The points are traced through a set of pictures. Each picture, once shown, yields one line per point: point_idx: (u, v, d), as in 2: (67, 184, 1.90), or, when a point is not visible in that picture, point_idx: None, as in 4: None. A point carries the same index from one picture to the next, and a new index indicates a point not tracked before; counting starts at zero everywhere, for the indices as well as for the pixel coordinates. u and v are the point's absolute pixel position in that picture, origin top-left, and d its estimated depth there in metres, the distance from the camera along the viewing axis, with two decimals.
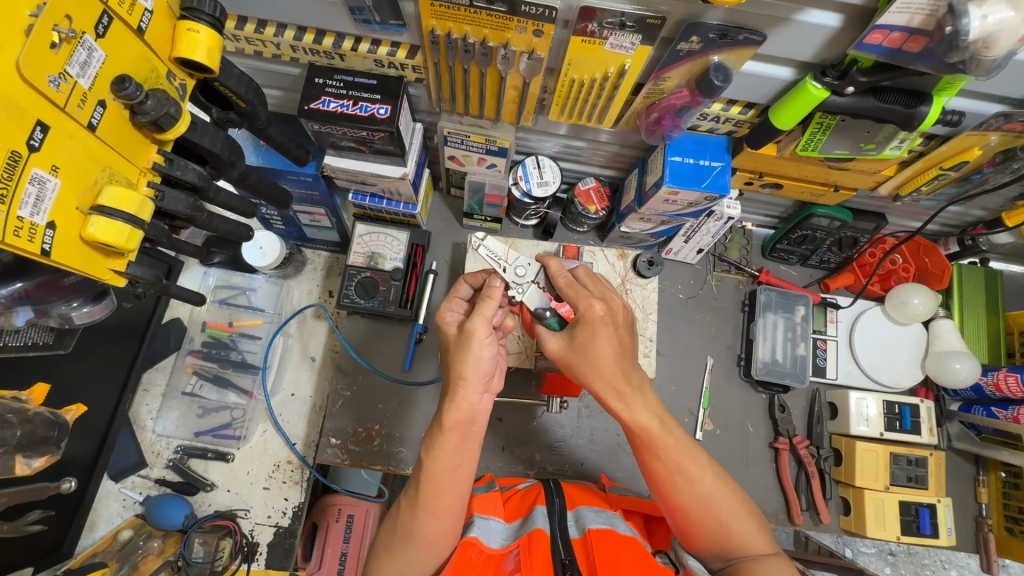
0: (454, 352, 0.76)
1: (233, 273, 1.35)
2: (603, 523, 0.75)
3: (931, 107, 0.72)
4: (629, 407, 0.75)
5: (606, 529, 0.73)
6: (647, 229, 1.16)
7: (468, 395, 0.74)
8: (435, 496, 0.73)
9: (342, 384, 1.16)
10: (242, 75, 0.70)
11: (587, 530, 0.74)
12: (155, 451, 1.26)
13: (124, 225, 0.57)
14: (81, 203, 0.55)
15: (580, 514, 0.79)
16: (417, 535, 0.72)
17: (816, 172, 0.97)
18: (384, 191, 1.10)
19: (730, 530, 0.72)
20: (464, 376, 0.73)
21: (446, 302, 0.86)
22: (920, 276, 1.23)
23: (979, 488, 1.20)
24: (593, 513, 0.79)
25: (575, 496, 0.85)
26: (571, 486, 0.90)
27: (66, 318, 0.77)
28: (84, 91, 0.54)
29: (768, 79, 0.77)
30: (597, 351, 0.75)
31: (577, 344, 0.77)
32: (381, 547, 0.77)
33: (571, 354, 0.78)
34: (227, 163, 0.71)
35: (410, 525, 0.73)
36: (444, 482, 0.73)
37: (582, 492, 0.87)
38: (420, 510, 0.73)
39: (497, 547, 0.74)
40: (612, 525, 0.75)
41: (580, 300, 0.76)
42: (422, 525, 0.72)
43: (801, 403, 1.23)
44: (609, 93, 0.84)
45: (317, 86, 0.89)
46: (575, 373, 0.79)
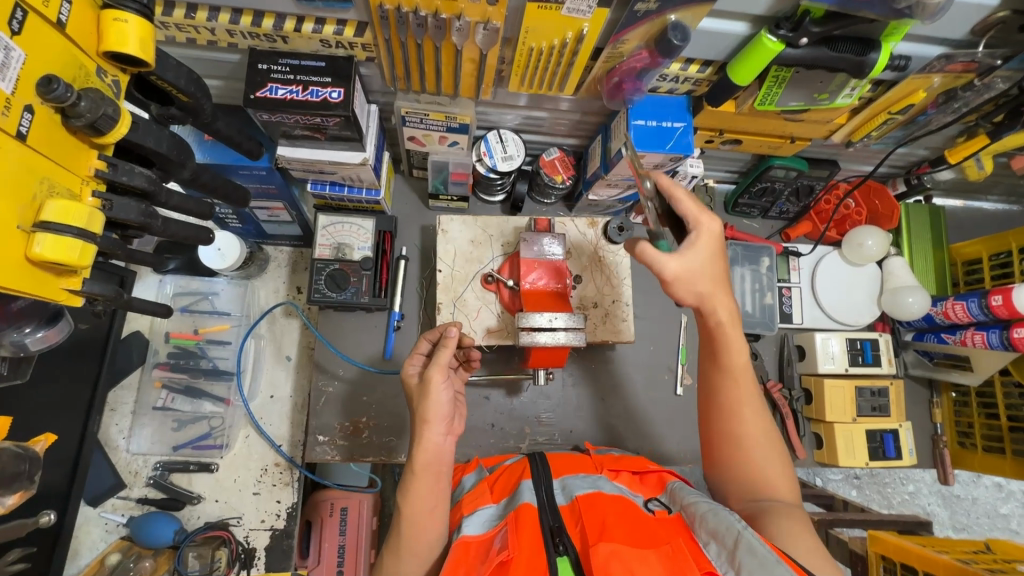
0: (417, 399, 0.82)
1: (192, 278, 1.29)
2: (588, 487, 0.77)
3: (880, 54, 0.73)
4: (732, 327, 0.81)
5: (591, 493, 0.75)
6: (615, 195, 1.16)
7: (433, 437, 0.79)
8: (407, 542, 0.75)
9: (323, 380, 1.14)
10: (179, 65, 0.65)
11: (573, 496, 0.76)
12: (133, 471, 1.21)
13: (75, 240, 0.53)
14: (22, 220, 0.51)
15: (565, 483, 0.81)
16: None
17: (773, 126, 0.99)
18: (344, 178, 1.06)
19: (762, 471, 0.77)
20: (427, 419, 0.79)
21: (406, 358, 0.88)
22: (871, 217, 1.28)
23: (934, 409, 1.29)
24: (577, 479, 0.81)
25: (561, 468, 0.87)
26: (557, 458, 0.92)
27: (20, 346, 0.72)
28: (6, 97, 0.48)
29: (724, 36, 0.77)
30: (712, 265, 0.79)
31: (693, 252, 0.77)
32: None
33: (687, 268, 0.77)
34: (176, 163, 0.66)
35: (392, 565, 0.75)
36: (411, 524, 0.76)
37: (570, 462, 0.89)
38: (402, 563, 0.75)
39: (481, 532, 0.74)
40: (597, 487, 0.78)
41: (701, 215, 0.78)
42: (406, 565, 0.75)
43: (771, 349, 1.29)
44: (569, 59, 0.83)
45: (261, 73, 0.83)
46: (681, 290, 0.80)
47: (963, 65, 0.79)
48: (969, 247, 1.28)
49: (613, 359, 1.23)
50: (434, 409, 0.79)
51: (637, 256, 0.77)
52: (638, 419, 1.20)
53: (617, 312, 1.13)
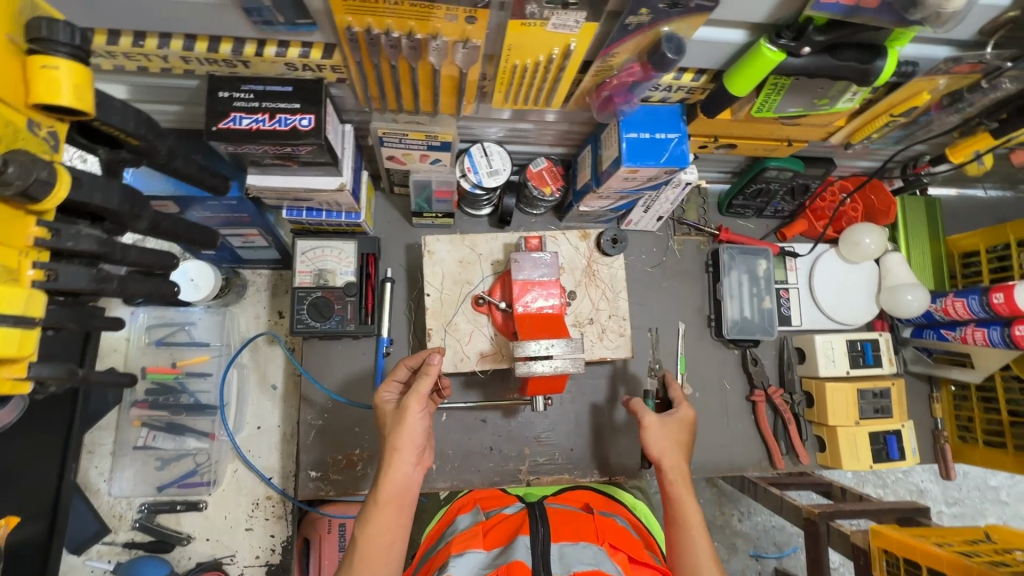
0: (389, 425, 0.80)
1: (166, 309, 1.22)
2: (589, 564, 0.75)
3: (886, 61, 0.69)
4: (684, 474, 0.92)
5: (590, 571, 0.73)
6: (607, 206, 1.11)
7: (402, 468, 0.77)
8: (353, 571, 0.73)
9: (312, 413, 1.10)
10: (127, 107, 0.58)
11: (570, 572, 0.74)
12: (117, 514, 1.16)
13: (13, 330, 0.48)
14: None
15: (564, 551, 0.80)
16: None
17: (770, 130, 0.95)
18: (322, 203, 0.99)
19: None
20: (398, 447, 0.77)
21: (382, 384, 0.87)
22: (868, 214, 1.26)
23: (934, 404, 1.29)
24: (579, 551, 0.79)
25: (563, 529, 0.85)
26: (560, 514, 0.91)
27: None
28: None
29: (720, 45, 0.72)
30: (680, 434, 0.96)
31: (669, 419, 0.97)
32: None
33: (660, 425, 0.95)
34: (131, 217, 0.60)
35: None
36: (365, 550, 0.75)
37: (572, 522, 0.87)
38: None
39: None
40: (598, 565, 0.75)
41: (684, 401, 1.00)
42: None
43: (770, 353, 1.26)
44: (556, 74, 0.77)
45: (223, 101, 0.77)
46: (653, 448, 0.94)
47: (970, 66, 0.75)
48: (966, 239, 1.26)
49: (611, 373, 1.20)
50: (407, 434, 0.78)
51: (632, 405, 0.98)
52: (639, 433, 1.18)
53: (613, 327, 1.09)
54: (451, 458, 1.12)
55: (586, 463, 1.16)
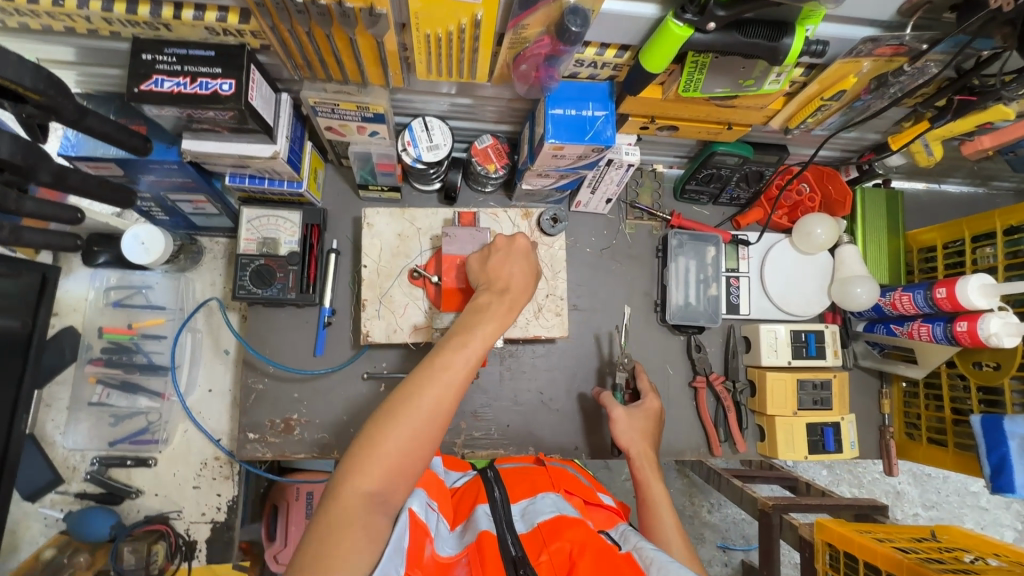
0: (514, 264, 0.86)
1: (124, 273, 1.25)
2: (552, 511, 0.74)
3: (794, 39, 0.68)
4: (647, 459, 0.96)
5: (554, 518, 0.72)
6: (549, 185, 1.11)
7: (520, 299, 0.81)
8: (449, 366, 0.69)
9: (252, 377, 1.13)
10: (25, 62, 0.60)
11: (536, 523, 0.73)
12: (71, 466, 1.21)
13: None
14: None
15: (526, 507, 0.77)
16: (430, 405, 0.66)
17: (706, 112, 0.94)
18: (261, 171, 1.01)
19: None
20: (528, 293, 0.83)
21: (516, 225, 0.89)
22: (824, 204, 1.23)
23: (883, 399, 1.27)
24: (538, 503, 0.77)
25: (518, 486, 0.83)
26: (514, 472, 0.88)
27: None
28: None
29: (632, 19, 0.71)
30: (647, 423, 1.02)
31: (636, 408, 1.03)
32: (376, 420, 0.65)
33: (630, 416, 1.02)
34: (28, 168, 0.62)
35: (423, 390, 0.66)
36: (471, 351, 0.71)
37: (527, 477, 0.86)
38: (435, 395, 0.66)
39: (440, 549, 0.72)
40: (559, 510, 0.74)
41: (651, 393, 1.07)
42: (444, 395, 0.67)
43: (717, 341, 1.26)
44: (472, 45, 0.77)
45: (145, 64, 0.78)
46: (626, 442, 0.99)
47: (892, 49, 0.73)
48: (927, 233, 1.22)
49: (553, 352, 1.21)
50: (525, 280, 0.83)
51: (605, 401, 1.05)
52: (577, 414, 1.19)
53: (551, 306, 1.10)
54: None
55: (522, 440, 1.17)
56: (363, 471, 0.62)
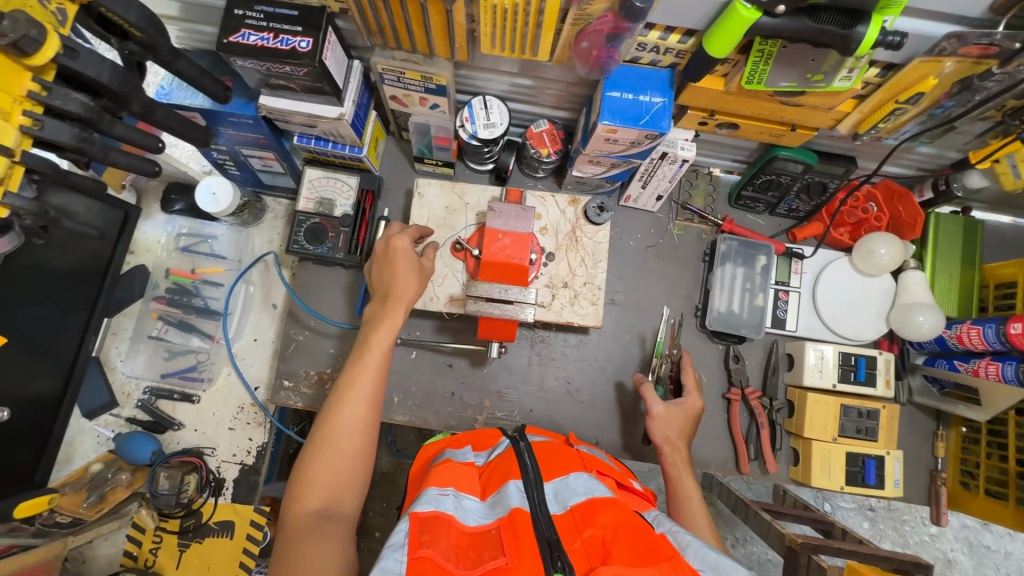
0: (408, 264, 0.92)
1: (195, 221, 1.36)
2: (583, 495, 0.73)
3: (869, 27, 0.65)
4: (677, 458, 0.98)
5: (586, 501, 0.71)
6: (599, 173, 1.11)
7: (409, 289, 0.90)
8: (352, 386, 0.81)
9: (294, 329, 1.18)
10: (132, 0, 0.66)
11: (569, 505, 0.72)
12: (126, 392, 1.31)
13: None
14: None
15: (558, 487, 0.76)
16: (342, 423, 0.78)
17: (770, 109, 0.91)
18: (326, 133, 1.07)
19: None
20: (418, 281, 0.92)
21: (400, 231, 0.94)
22: (893, 225, 1.16)
23: (937, 442, 1.16)
24: (570, 482, 0.76)
25: (550, 466, 0.81)
26: (543, 449, 0.86)
27: None
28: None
29: (699, 1, 0.71)
30: (685, 422, 1.02)
31: (677, 404, 1.03)
32: (304, 455, 0.77)
33: (669, 411, 1.01)
34: (122, 96, 0.68)
35: (332, 417, 0.78)
36: (366, 366, 0.83)
37: (558, 456, 0.84)
38: (342, 419, 0.78)
39: (472, 525, 0.70)
40: (591, 492, 0.73)
41: (693, 391, 1.05)
42: (352, 409, 0.79)
43: (758, 354, 1.20)
44: (536, 19, 0.79)
45: (236, 18, 0.85)
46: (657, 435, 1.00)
47: (980, 49, 0.69)
48: (1006, 268, 1.12)
49: (585, 344, 1.20)
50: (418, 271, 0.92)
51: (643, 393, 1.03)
52: (603, 409, 1.17)
53: (587, 295, 1.09)
54: (414, 395, 1.16)
55: (543, 427, 1.16)
56: (301, 499, 0.73)
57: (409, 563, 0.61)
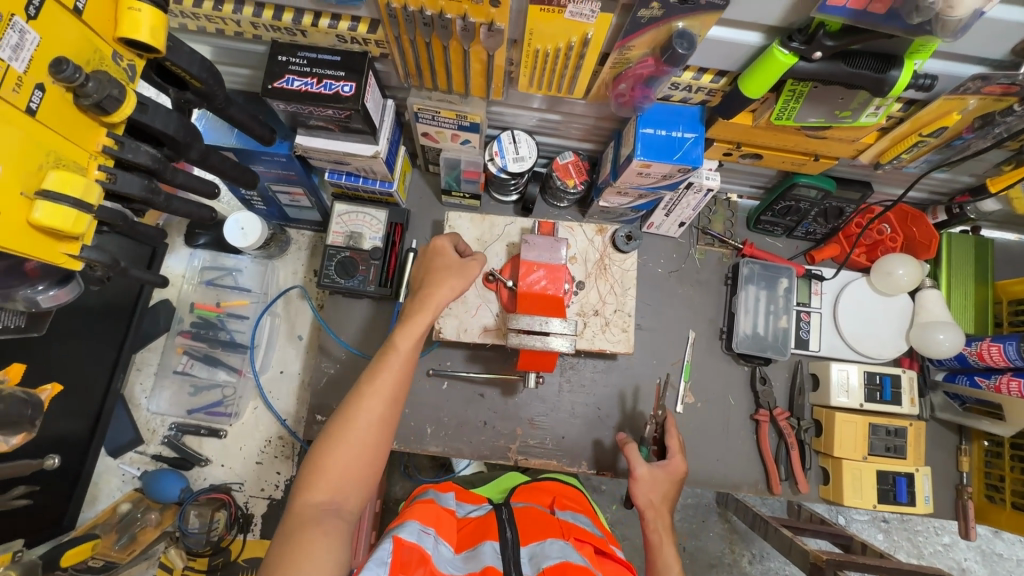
0: (446, 270, 0.90)
1: (219, 254, 1.36)
2: (558, 557, 0.73)
3: (902, 72, 0.69)
4: (658, 523, 0.97)
5: (559, 564, 0.71)
6: (626, 203, 1.14)
7: (443, 293, 0.87)
8: (375, 380, 0.81)
9: (326, 362, 1.18)
10: (194, 54, 0.68)
11: (541, 566, 0.72)
12: (151, 428, 1.30)
13: (70, 209, 0.55)
14: (25, 187, 0.53)
15: (532, 549, 0.78)
16: (361, 417, 0.78)
17: (795, 142, 0.94)
18: (359, 169, 1.09)
19: None
20: (450, 283, 0.89)
21: (444, 234, 0.96)
22: (907, 246, 1.19)
23: (961, 456, 1.19)
24: (546, 547, 0.77)
25: (529, 527, 0.84)
26: (525, 511, 0.90)
27: (32, 303, 0.67)
28: (18, 75, 0.51)
29: (737, 46, 0.74)
30: (670, 485, 1.00)
31: (663, 468, 1.00)
32: (319, 442, 0.78)
33: (655, 474, 0.99)
34: (183, 145, 0.70)
35: (351, 408, 0.79)
36: (393, 363, 0.82)
37: (538, 520, 0.86)
38: (361, 412, 0.78)
39: (447, 570, 0.74)
40: (566, 556, 0.73)
41: (677, 454, 1.02)
42: (373, 405, 0.79)
43: (783, 375, 1.23)
44: (576, 63, 0.82)
45: (281, 65, 0.88)
46: (639, 499, 0.98)
47: (1002, 88, 0.72)
48: (1018, 285, 1.16)
49: (613, 369, 1.21)
50: (457, 283, 0.88)
51: (629, 457, 1.00)
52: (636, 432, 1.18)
53: (618, 322, 1.11)
54: (447, 424, 1.16)
55: (576, 453, 1.17)
56: (312, 487, 0.74)
57: None
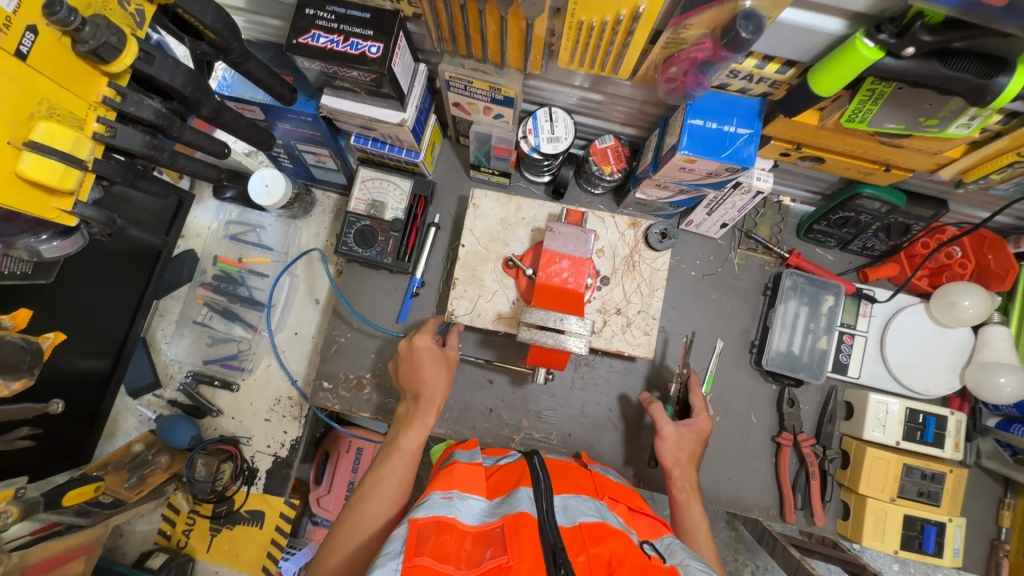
0: (431, 366, 0.96)
1: (245, 209, 1.35)
2: (594, 515, 0.69)
3: (1011, 78, 0.59)
4: (682, 476, 0.94)
5: (597, 522, 0.67)
6: (665, 198, 1.05)
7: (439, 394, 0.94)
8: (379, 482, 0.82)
9: (337, 330, 1.17)
10: (208, 2, 0.64)
11: (578, 521, 0.68)
12: (169, 373, 1.33)
13: (57, 163, 0.57)
14: (12, 136, 0.54)
15: (567, 503, 0.73)
16: (366, 520, 0.78)
17: (866, 148, 0.83)
18: (385, 136, 1.04)
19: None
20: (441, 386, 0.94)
21: (419, 331, 0.99)
22: (979, 275, 1.06)
23: (1003, 510, 1.09)
24: (581, 503, 0.72)
25: (561, 483, 0.79)
26: (555, 469, 0.84)
27: (34, 252, 0.67)
28: (7, 15, 0.52)
29: (812, 33, 0.64)
30: (695, 444, 0.97)
31: (688, 424, 0.97)
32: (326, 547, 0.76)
33: (683, 429, 0.97)
34: (192, 101, 0.68)
35: (359, 511, 0.78)
36: (398, 463, 0.84)
37: (570, 476, 0.81)
38: (368, 515, 0.78)
39: (476, 524, 0.68)
40: (603, 517, 0.69)
41: (703, 410, 1.00)
42: (377, 509, 0.79)
43: (814, 399, 1.14)
44: (623, 40, 0.73)
45: (307, 18, 0.82)
46: (664, 453, 0.95)
47: None
48: None
49: (629, 371, 1.15)
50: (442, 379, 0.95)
51: (656, 414, 0.97)
52: (642, 438, 1.12)
53: (640, 324, 1.04)
54: (451, 407, 1.13)
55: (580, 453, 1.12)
56: None
57: (403, 571, 0.58)
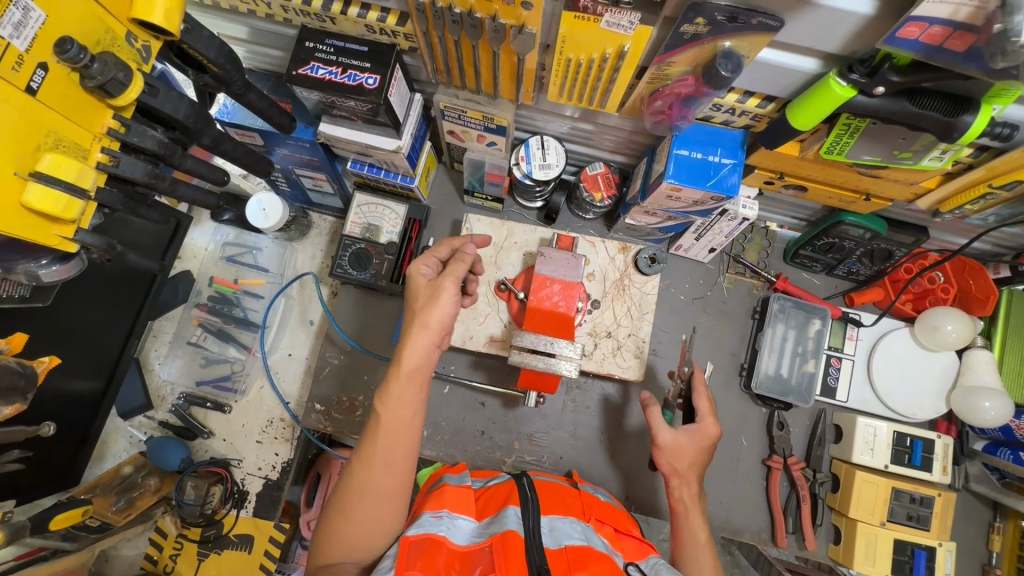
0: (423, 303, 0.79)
1: (242, 232, 1.37)
2: (580, 538, 0.69)
3: (977, 116, 0.62)
4: (682, 484, 0.90)
5: (582, 546, 0.67)
6: (654, 223, 1.08)
7: (424, 342, 0.76)
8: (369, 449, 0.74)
9: (330, 351, 1.18)
10: (213, 39, 0.68)
11: (563, 543, 0.68)
12: (161, 395, 1.32)
13: (61, 193, 0.58)
14: (19, 168, 0.56)
15: (554, 524, 0.73)
16: (356, 487, 0.72)
17: (845, 178, 0.86)
18: (381, 161, 1.06)
19: None
20: (428, 325, 0.77)
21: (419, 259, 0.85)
22: (960, 300, 1.09)
23: (992, 534, 1.09)
24: (567, 524, 0.72)
25: (549, 502, 0.80)
26: (546, 489, 0.84)
27: (33, 277, 0.68)
28: (19, 54, 0.54)
29: (789, 71, 0.68)
30: (698, 452, 0.92)
31: (689, 429, 0.93)
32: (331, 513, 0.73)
33: (683, 437, 0.92)
34: (194, 130, 0.72)
35: (349, 480, 0.73)
36: (379, 431, 0.74)
37: (558, 496, 0.82)
38: (354, 485, 0.72)
39: (465, 544, 0.68)
40: (589, 540, 0.69)
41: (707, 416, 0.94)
42: (372, 478, 0.72)
43: (803, 422, 1.15)
44: (610, 75, 0.76)
45: (307, 50, 0.86)
46: (665, 462, 0.91)
47: None
48: None
49: (621, 393, 1.16)
50: (428, 317, 0.77)
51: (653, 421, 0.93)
52: (633, 460, 1.13)
53: (630, 346, 1.05)
54: (443, 429, 1.13)
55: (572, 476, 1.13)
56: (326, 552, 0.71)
57: None
